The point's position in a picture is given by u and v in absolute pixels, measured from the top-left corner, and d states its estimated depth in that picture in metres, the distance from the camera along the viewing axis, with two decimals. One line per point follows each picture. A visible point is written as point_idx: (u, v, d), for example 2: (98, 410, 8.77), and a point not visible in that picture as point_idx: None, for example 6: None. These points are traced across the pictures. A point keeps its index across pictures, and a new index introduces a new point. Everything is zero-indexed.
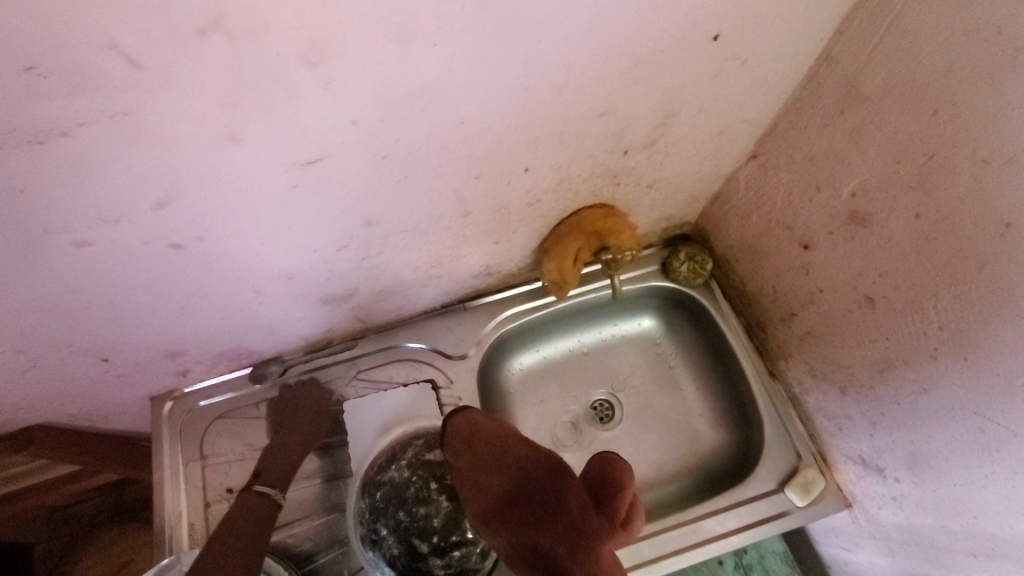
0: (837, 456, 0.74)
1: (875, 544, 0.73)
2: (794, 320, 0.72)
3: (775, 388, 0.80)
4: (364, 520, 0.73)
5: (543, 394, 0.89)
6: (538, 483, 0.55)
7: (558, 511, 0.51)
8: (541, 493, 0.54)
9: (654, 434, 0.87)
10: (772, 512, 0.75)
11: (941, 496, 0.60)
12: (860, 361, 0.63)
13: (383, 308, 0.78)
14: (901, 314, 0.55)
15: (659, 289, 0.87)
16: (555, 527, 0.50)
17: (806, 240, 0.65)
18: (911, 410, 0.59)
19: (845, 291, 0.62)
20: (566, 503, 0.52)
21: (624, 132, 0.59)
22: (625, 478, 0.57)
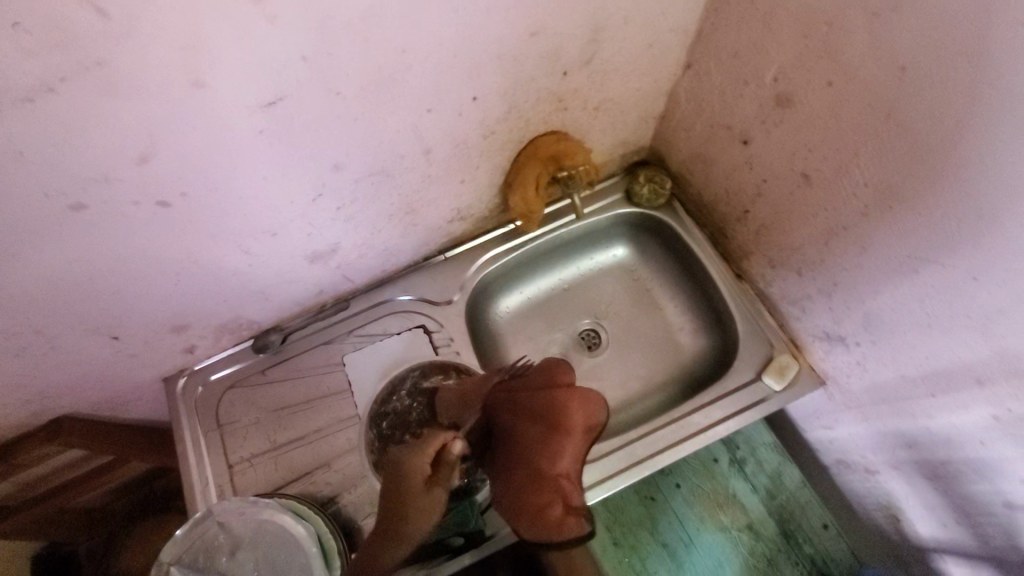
0: (805, 338, 0.78)
1: (850, 414, 0.77)
2: (748, 217, 0.77)
3: (743, 288, 0.85)
4: (375, 446, 0.83)
5: (531, 332, 0.97)
6: (497, 402, 0.78)
7: (510, 420, 0.76)
8: (501, 412, 0.77)
9: (639, 353, 0.94)
10: (754, 399, 0.79)
11: (895, 347, 0.63)
12: (810, 240, 0.67)
13: (368, 263, 0.85)
14: (830, 182, 0.60)
15: (626, 215, 0.94)
16: (509, 433, 0.75)
17: (745, 135, 0.69)
18: (857, 271, 0.63)
19: (786, 176, 0.66)
20: (518, 409, 0.77)
21: (557, 52, 0.62)
22: (561, 372, 0.80)
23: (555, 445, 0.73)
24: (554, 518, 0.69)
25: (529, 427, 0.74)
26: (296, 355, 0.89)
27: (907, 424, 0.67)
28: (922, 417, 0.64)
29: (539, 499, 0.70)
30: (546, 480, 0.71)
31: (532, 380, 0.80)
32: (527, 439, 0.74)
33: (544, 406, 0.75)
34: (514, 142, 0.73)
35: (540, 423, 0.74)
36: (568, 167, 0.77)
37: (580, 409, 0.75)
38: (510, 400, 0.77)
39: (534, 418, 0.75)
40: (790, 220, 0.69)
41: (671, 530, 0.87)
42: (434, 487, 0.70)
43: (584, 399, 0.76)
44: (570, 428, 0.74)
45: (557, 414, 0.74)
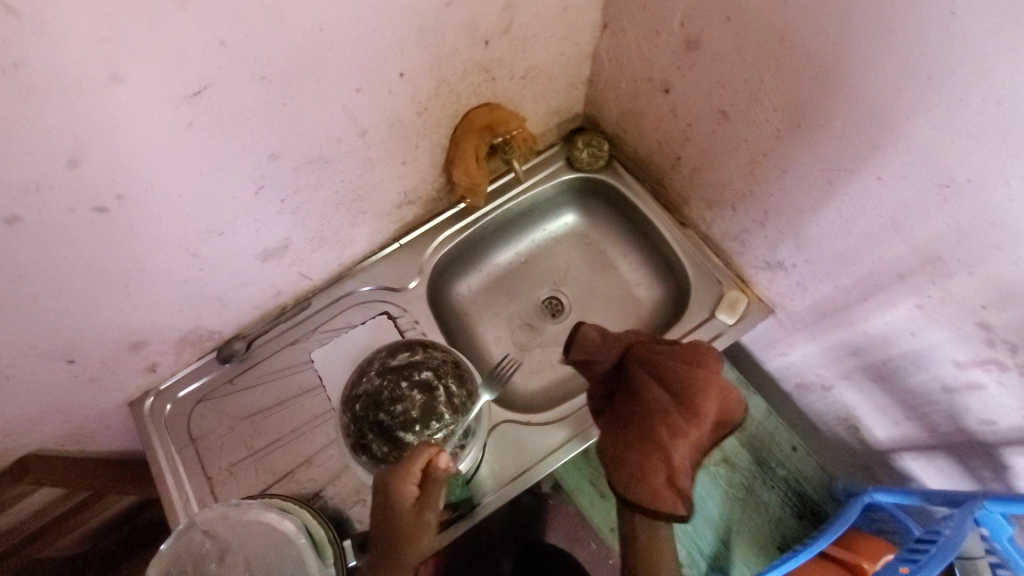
0: (749, 271, 0.83)
1: (798, 336, 0.81)
2: (681, 163, 0.81)
3: (687, 234, 0.90)
4: (350, 430, 0.72)
5: (495, 307, 0.99)
6: (645, 355, 0.75)
7: (645, 381, 0.72)
8: (641, 369, 0.73)
9: (600, 313, 0.98)
10: (710, 336, 0.83)
11: (826, 261, 0.68)
12: (738, 174, 0.71)
13: (324, 258, 0.86)
14: (745, 113, 0.64)
15: (571, 182, 0.97)
16: (641, 390, 0.72)
17: (665, 84, 0.73)
18: (782, 195, 0.67)
19: (707, 116, 0.70)
20: (658, 377, 0.72)
21: (475, 22, 0.64)
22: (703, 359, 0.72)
23: (686, 423, 0.68)
24: (657, 486, 0.66)
25: (668, 393, 0.70)
26: (264, 360, 0.88)
27: (848, 333, 0.71)
28: (859, 322, 0.69)
29: (645, 462, 0.67)
30: (657, 449, 0.67)
31: (677, 351, 0.74)
32: (660, 404, 0.69)
33: (688, 378, 0.70)
34: (449, 118, 0.75)
35: (681, 393, 0.70)
36: (506, 134, 0.79)
37: (719, 397, 0.70)
38: (655, 358, 0.73)
39: (674, 391, 0.70)
40: (719, 158, 0.73)
41: None
42: (425, 511, 0.65)
43: (723, 391, 0.70)
44: (704, 412, 0.68)
45: (699, 387, 0.70)
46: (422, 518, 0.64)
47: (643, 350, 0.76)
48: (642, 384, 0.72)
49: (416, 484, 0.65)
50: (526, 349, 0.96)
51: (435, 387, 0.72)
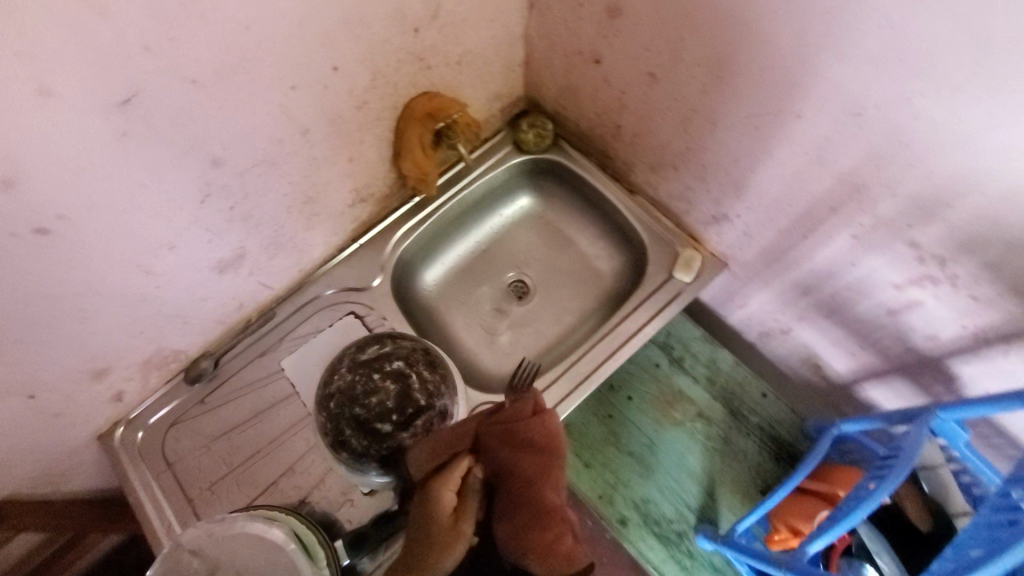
0: (699, 229, 0.86)
1: (752, 284, 0.84)
2: (622, 131, 0.84)
3: (638, 201, 0.93)
4: (326, 429, 0.70)
5: (462, 296, 1.00)
6: (495, 438, 0.65)
7: (502, 449, 0.65)
8: (494, 445, 0.65)
9: (565, 289, 1.00)
10: (671, 295, 0.86)
11: (764, 206, 0.71)
12: (675, 133, 0.74)
13: (283, 265, 0.85)
14: (672, 72, 0.67)
15: (522, 164, 0.99)
16: (512, 470, 0.64)
17: (595, 55, 0.76)
18: (716, 148, 0.70)
19: (639, 79, 0.72)
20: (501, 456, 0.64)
21: (402, 11, 0.66)
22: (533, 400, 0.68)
23: (557, 474, 0.66)
24: (563, 551, 0.66)
25: (532, 458, 0.65)
26: (234, 375, 0.87)
27: (795, 272, 0.75)
28: (803, 260, 0.72)
29: (547, 536, 0.65)
30: (557, 513, 0.65)
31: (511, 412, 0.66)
32: (533, 476, 0.64)
33: (550, 431, 0.66)
34: (389, 109, 0.76)
35: (543, 453, 0.65)
36: (449, 117, 0.80)
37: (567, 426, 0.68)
38: (508, 434, 0.65)
39: (524, 458, 0.64)
40: (656, 120, 0.76)
41: (634, 438, 0.93)
42: (461, 523, 0.63)
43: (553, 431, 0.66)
44: (558, 449, 0.66)
45: (553, 439, 0.66)
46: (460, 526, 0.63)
47: (489, 434, 0.65)
48: (516, 458, 0.64)
49: (455, 493, 0.64)
50: (496, 332, 0.98)
51: (408, 375, 0.73)
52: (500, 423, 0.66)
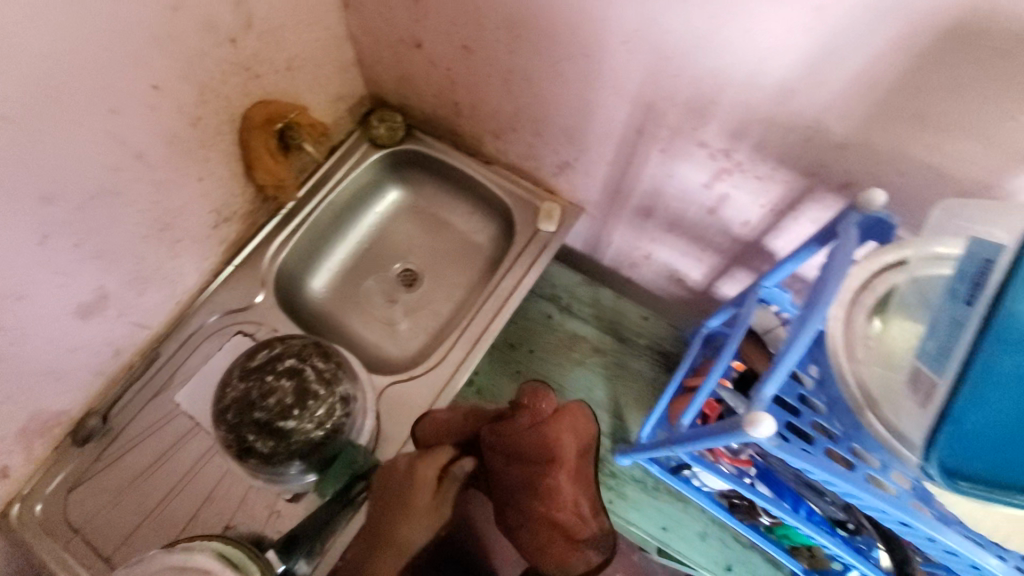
0: (552, 181, 0.94)
1: (607, 220, 0.94)
2: (461, 106, 0.91)
3: (495, 170, 1.00)
4: (229, 441, 0.70)
5: (354, 296, 1.02)
6: (491, 442, 0.79)
7: (502, 456, 0.79)
8: (493, 454, 0.79)
9: (452, 267, 1.05)
10: (541, 246, 0.94)
11: (591, 144, 0.80)
12: (504, 95, 0.82)
13: (157, 300, 0.84)
14: (482, 39, 0.75)
15: (382, 159, 1.03)
16: (508, 474, 0.79)
17: (416, 40, 0.82)
18: (537, 100, 0.79)
19: (458, 52, 0.80)
20: (496, 463, 0.80)
21: (214, 22, 0.68)
22: (540, 405, 0.81)
23: (558, 480, 0.76)
24: (561, 553, 0.78)
25: (532, 464, 0.77)
26: (128, 424, 0.84)
27: (632, 198, 0.85)
28: (634, 185, 0.82)
29: (542, 538, 0.78)
30: (550, 520, 0.77)
31: (511, 424, 0.79)
32: (527, 481, 0.77)
33: (548, 437, 0.77)
34: (227, 122, 0.78)
35: (539, 458, 0.77)
36: (285, 120, 0.83)
37: (570, 440, 0.78)
38: (501, 441, 0.79)
39: (524, 462, 0.77)
40: (484, 87, 0.83)
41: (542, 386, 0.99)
42: (438, 506, 0.75)
43: (570, 427, 0.79)
44: (560, 458, 0.77)
45: (552, 448, 0.77)
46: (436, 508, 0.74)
47: (484, 439, 0.80)
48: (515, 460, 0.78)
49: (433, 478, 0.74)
50: (395, 322, 1.01)
51: (302, 369, 0.73)
52: (501, 431, 0.80)
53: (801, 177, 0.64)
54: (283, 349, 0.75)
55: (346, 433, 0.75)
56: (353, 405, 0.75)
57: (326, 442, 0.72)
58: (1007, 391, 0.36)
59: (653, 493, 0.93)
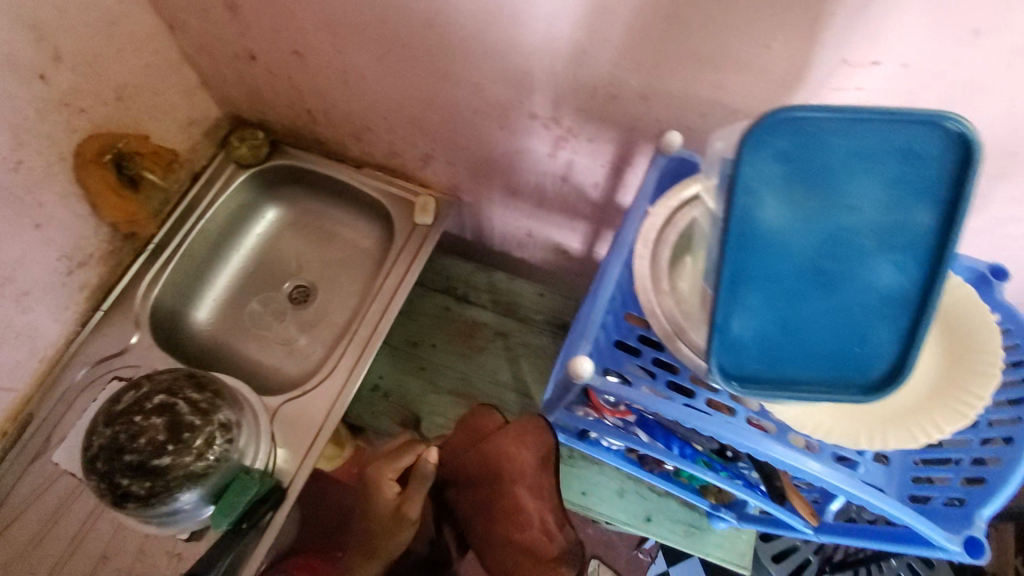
0: (421, 174, 0.95)
1: (481, 205, 0.95)
2: (314, 113, 0.90)
3: (367, 172, 1.00)
4: (102, 489, 0.67)
5: (245, 322, 0.99)
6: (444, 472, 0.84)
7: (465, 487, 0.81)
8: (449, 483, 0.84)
9: (343, 276, 1.04)
10: (421, 239, 0.94)
11: (439, 132, 0.81)
12: (346, 96, 0.82)
13: (18, 360, 0.79)
14: (308, 43, 0.75)
15: (251, 178, 1.01)
16: (482, 507, 0.78)
17: (250, 53, 0.81)
18: (377, 96, 0.79)
19: (290, 59, 0.79)
20: (463, 498, 0.82)
21: (13, 60, 0.66)
22: (481, 422, 0.82)
23: (517, 493, 0.74)
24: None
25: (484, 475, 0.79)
26: (6, 495, 0.79)
27: (494, 178, 0.87)
28: (490, 165, 0.84)
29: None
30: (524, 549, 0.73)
31: (455, 445, 0.83)
32: (490, 510, 0.77)
33: (496, 451, 0.77)
34: (57, 162, 0.75)
35: (491, 469, 0.77)
36: (116, 152, 0.82)
37: (522, 452, 0.75)
38: (453, 468, 0.83)
39: (480, 483, 0.79)
40: (326, 91, 0.82)
41: (448, 377, 1.00)
42: (404, 518, 0.77)
43: (519, 437, 0.74)
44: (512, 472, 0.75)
45: (497, 464, 0.77)
46: (404, 509, 0.77)
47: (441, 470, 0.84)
48: (475, 477, 0.79)
49: (394, 481, 0.80)
50: (291, 340, 0.98)
51: (174, 404, 0.70)
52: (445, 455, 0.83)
53: (623, 132, 0.67)
54: (153, 386, 0.72)
55: (231, 460, 0.72)
56: (235, 430, 0.73)
57: (210, 472, 0.69)
58: (755, 290, 0.39)
59: (569, 460, 0.94)
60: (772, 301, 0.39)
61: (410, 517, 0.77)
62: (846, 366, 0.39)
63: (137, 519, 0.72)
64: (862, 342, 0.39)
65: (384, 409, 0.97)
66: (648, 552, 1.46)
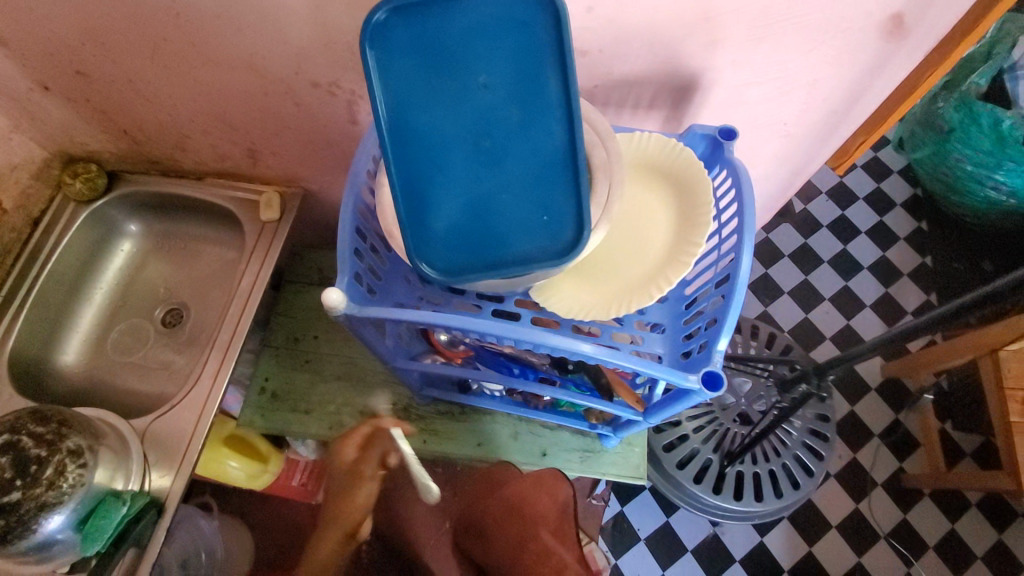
0: (256, 172, 0.95)
1: (322, 189, 0.96)
2: (130, 132, 0.89)
3: (209, 182, 0.99)
4: None
5: (118, 355, 0.99)
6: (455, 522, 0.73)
7: (464, 528, 0.71)
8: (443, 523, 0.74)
9: (213, 289, 1.02)
10: (271, 236, 0.95)
11: (247, 124, 0.81)
12: (148, 106, 0.82)
13: None
14: (84, 60, 0.75)
15: (95, 213, 0.99)
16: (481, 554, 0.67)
17: (39, 84, 0.81)
18: (174, 100, 0.79)
19: (77, 80, 0.79)
20: (471, 554, 0.68)
21: None
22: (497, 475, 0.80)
23: (545, 540, 0.64)
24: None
25: (511, 532, 0.66)
26: None
27: (318, 159, 0.87)
28: (307, 147, 0.84)
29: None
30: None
31: (469, 490, 0.79)
32: (492, 541, 0.66)
33: (520, 496, 0.70)
34: None
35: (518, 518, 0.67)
36: None
37: (545, 496, 0.70)
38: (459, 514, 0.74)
39: (498, 528, 0.67)
40: (127, 104, 0.82)
41: (333, 364, 1.00)
42: (362, 479, 0.79)
43: (539, 481, 0.73)
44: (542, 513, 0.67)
45: (521, 506, 0.69)
46: (359, 466, 0.80)
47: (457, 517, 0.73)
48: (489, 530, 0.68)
49: (352, 451, 0.83)
50: (168, 363, 0.98)
51: (16, 441, 0.69)
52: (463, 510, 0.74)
53: None
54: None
55: (91, 485, 0.72)
56: (88, 455, 0.72)
57: (64, 501, 0.69)
58: (445, 184, 0.46)
59: (462, 418, 0.94)
60: (456, 188, 0.46)
61: (363, 480, 0.78)
62: (540, 233, 0.45)
63: (11, 564, 0.71)
64: (546, 210, 0.45)
65: (280, 410, 0.97)
66: (602, 499, 1.39)
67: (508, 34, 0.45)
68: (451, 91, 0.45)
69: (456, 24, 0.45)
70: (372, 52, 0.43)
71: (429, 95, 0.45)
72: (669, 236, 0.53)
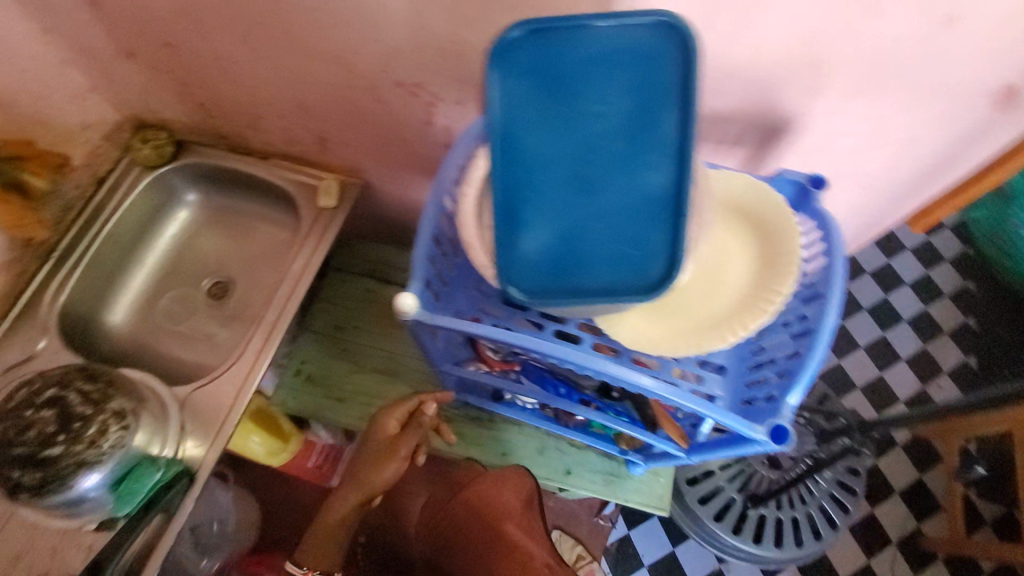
0: (320, 157, 0.95)
1: (381, 181, 0.96)
2: (205, 105, 0.91)
3: (272, 162, 1.00)
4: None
5: (163, 321, 1.01)
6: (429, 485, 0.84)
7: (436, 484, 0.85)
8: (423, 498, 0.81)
9: (262, 267, 1.03)
10: (328, 223, 0.95)
11: (322, 112, 0.82)
12: (228, 84, 0.83)
13: None
14: (176, 32, 0.76)
15: (158, 179, 1.01)
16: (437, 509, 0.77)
17: (126, 50, 0.83)
18: (256, 81, 0.80)
19: (164, 51, 0.80)
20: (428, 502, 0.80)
21: None
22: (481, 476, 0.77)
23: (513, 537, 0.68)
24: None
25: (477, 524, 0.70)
26: None
27: (385, 153, 0.87)
28: (377, 141, 0.85)
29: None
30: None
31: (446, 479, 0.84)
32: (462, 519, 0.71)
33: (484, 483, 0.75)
34: None
35: (479, 522, 0.70)
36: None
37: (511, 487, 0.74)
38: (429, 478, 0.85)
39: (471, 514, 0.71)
40: (208, 79, 0.83)
41: (370, 354, 1.00)
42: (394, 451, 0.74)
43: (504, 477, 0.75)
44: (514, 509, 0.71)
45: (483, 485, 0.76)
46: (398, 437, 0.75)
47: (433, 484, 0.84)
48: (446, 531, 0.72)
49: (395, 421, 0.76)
50: (210, 335, 0.99)
51: (63, 396, 0.71)
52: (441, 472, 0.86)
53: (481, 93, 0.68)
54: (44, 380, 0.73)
55: (130, 447, 0.73)
56: (130, 418, 0.73)
57: (103, 460, 0.70)
58: (544, 204, 0.47)
59: (490, 425, 0.93)
60: (553, 209, 0.47)
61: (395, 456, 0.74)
62: (629, 264, 0.46)
63: (44, 513, 0.72)
64: (639, 242, 0.46)
65: (314, 395, 0.98)
66: (609, 519, 1.38)
67: (632, 65, 0.47)
68: (565, 114, 0.47)
69: (584, 49, 0.47)
70: (497, 67, 0.46)
71: (543, 115, 0.47)
72: (746, 280, 0.54)
